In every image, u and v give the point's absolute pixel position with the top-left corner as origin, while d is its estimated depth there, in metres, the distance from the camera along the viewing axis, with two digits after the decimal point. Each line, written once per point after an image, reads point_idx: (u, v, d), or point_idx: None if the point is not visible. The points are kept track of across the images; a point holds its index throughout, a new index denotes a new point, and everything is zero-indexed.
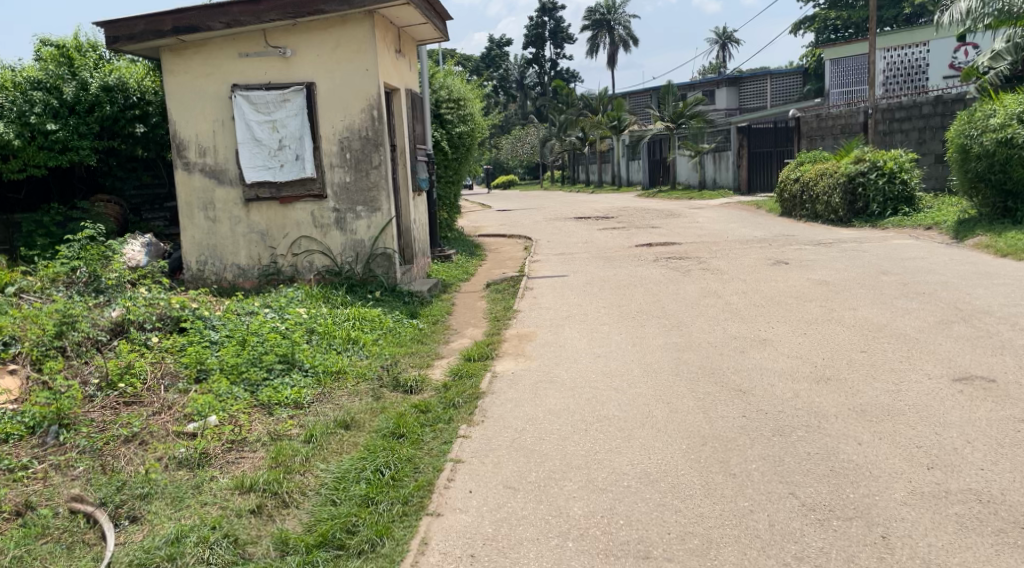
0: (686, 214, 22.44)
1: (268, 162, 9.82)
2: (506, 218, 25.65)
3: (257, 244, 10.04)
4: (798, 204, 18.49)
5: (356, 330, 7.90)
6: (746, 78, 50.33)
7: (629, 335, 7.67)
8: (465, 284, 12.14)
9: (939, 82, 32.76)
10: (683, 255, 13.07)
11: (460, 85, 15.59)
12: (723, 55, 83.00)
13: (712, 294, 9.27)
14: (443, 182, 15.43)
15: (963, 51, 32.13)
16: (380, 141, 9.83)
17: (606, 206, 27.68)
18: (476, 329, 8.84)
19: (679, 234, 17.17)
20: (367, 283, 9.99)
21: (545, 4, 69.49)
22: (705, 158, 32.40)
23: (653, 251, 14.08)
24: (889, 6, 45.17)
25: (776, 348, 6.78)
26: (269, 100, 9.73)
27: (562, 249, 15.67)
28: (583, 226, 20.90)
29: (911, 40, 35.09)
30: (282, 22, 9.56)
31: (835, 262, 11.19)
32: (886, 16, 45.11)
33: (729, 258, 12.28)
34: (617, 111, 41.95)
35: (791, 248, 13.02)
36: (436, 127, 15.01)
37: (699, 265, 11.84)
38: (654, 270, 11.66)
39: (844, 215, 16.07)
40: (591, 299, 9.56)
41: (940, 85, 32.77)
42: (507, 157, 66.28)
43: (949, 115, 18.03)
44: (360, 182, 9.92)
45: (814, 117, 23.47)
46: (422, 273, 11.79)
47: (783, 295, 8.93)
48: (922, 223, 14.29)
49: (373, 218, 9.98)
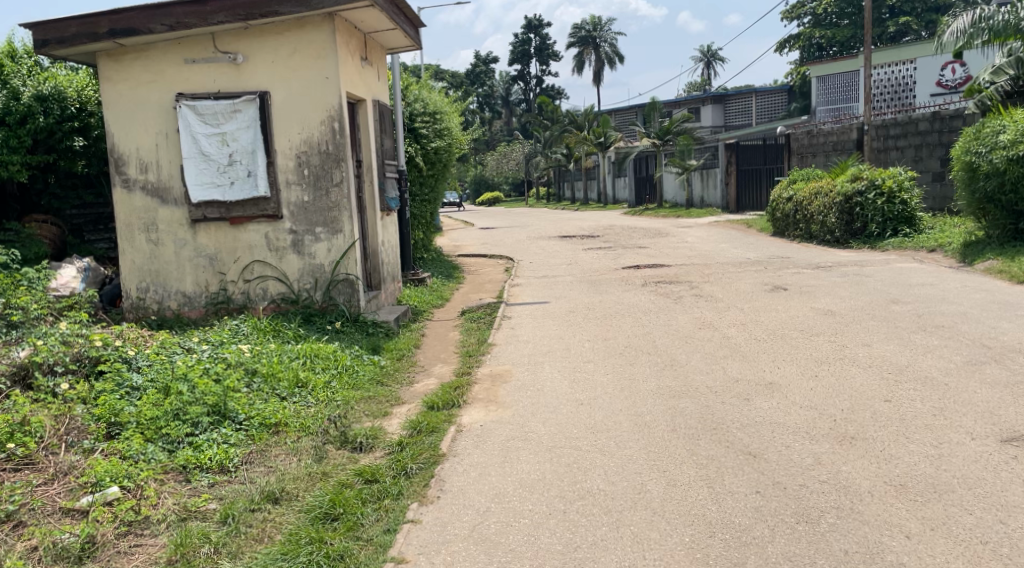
0: (674, 233, 21.63)
1: (216, 179, 8.87)
2: (489, 237, 24.79)
3: (205, 270, 9.08)
4: (792, 224, 17.70)
5: (307, 370, 6.95)
6: (732, 95, 49.88)
7: (616, 375, 6.77)
8: (438, 311, 11.20)
9: (927, 100, 32.24)
10: (673, 280, 12.20)
11: (436, 98, 14.72)
12: (709, 74, 82.83)
13: (707, 326, 8.39)
14: (418, 201, 14.51)
15: (951, 68, 31.68)
16: (342, 156, 8.96)
17: (592, 224, 26.87)
18: (445, 366, 7.90)
19: (668, 255, 16.34)
20: (328, 313, 9.07)
21: (530, 21, 69.11)
22: (692, 176, 31.71)
23: (641, 275, 13.21)
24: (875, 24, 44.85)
25: (785, 394, 5.89)
26: (218, 111, 8.79)
27: (545, 271, 14.77)
28: (568, 245, 20.06)
29: (900, 58, 34.61)
30: (233, 26, 8.66)
31: (838, 288, 10.34)
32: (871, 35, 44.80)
33: (722, 283, 11.42)
34: (603, 127, 41.29)
35: (788, 272, 12.18)
36: (410, 141, 14.09)
37: (691, 291, 10.96)
38: (643, 297, 10.78)
39: (840, 235, 15.38)
40: (575, 331, 8.65)
41: (928, 103, 32.25)
42: (493, 173, 65.57)
43: (947, 132, 17.33)
44: (320, 201, 9.03)
45: (805, 134, 22.83)
46: (391, 299, 10.87)
47: (787, 328, 8.06)
48: (924, 246, 13.51)
49: (334, 240, 9.09)
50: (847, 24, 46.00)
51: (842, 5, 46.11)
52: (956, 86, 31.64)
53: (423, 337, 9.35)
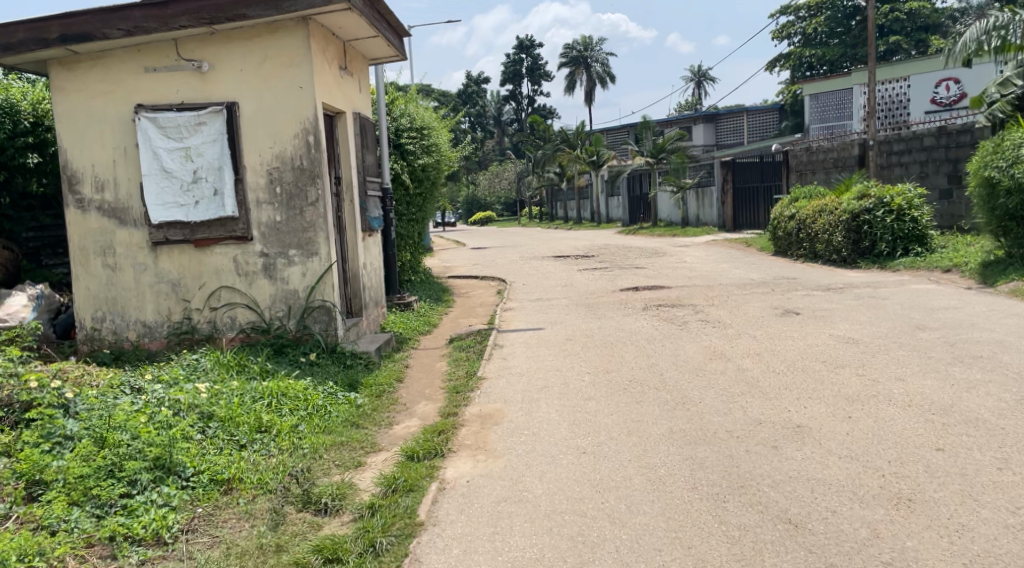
0: (672, 252, 20.93)
1: (179, 198, 8.10)
2: (481, 257, 24.07)
3: (167, 297, 8.28)
4: (795, 244, 16.99)
5: (271, 411, 6.15)
6: (724, 114, 49.52)
7: (622, 417, 6.00)
8: (424, 339, 10.39)
9: (922, 118, 31.77)
10: (675, 303, 11.46)
11: (424, 113, 14.01)
12: (700, 93, 82.80)
13: (719, 357, 7.63)
14: (405, 220, 13.73)
15: (946, 85, 31.19)
16: (318, 172, 8.21)
17: (586, 244, 26.19)
18: (429, 403, 7.10)
19: (667, 276, 15.62)
20: (302, 343, 8.26)
21: (522, 42, 68.89)
22: (688, 194, 31.09)
23: (640, 298, 12.46)
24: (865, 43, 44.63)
25: (817, 440, 5.13)
26: (181, 123, 8.03)
27: (539, 294, 14.02)
28: (562, 266, 19.33)
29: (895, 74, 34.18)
30: (197, 30, 7.92)
31: (855, 313, 9.60)
32: (862, 54, 44.51)
33: (729, 307, 10.67)
34: (596, 146, 40.77)
35: (797, 295, 11.45)
36: (396, 158, 13.33)
37: (695, 316, 10.21)
38: (645, 322, 10.02)
39: (848, 255, 14.70)
40: (573, 362, 7.88)
41: (923, 120, 31.76)
42: (485, 193, 65.03)
43: (954, 147, 16.69)
44: (294, 221, 8.28)
45: (804, 151, 22.20)
46: (374, 327, 10.08)
47: (807, 359, 7.30)
48: (938, 266, 12.82)
49: (309, 264, 8.32)
50: (838, 42, 45.73)
51: (833, 24, 45.88)
52: (952, 103, 31.16)
53: (407, 368, 8.56)
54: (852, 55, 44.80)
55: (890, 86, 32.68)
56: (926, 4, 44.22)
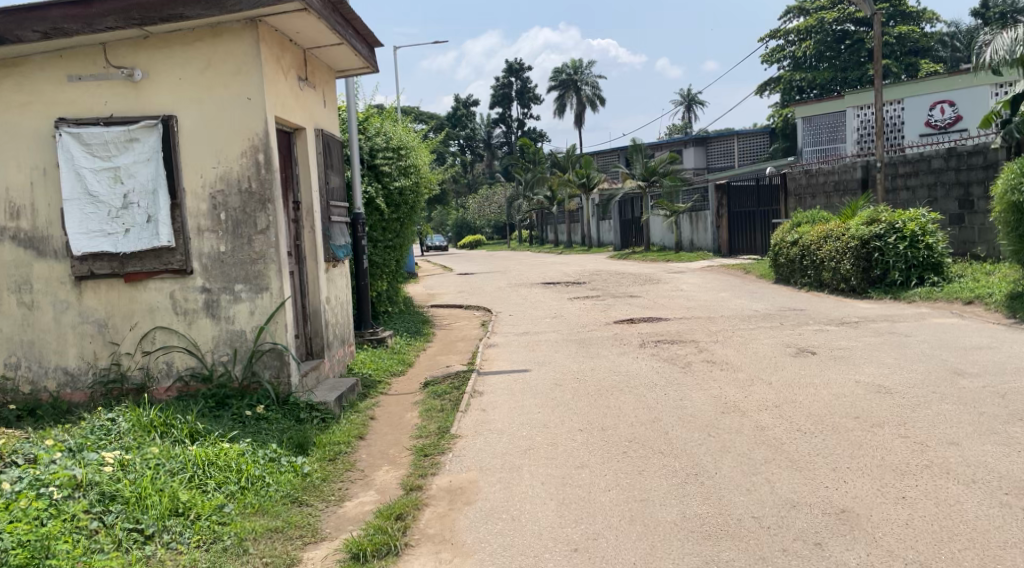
0: (666, 280, 19.89)
1: (106, 226, 7.01)
2: (467, 284, 22.95)
3: (92, 340, 7.17)
4: (798, 271, 15.96)
5: (193, 488, 5.03)
6: (714, 138, 48.84)
7: (623, 495, 4.93)
8: (396, 382, 9.27)
9: (917, 141, 31.02)
10: (674, 339, 10.38)
11: (401, 132, 12.97)
12: (690, 117, 82.33)
13: (732, 410, 6.55)
14: (380, 247, 12.65)
15: (940, 108, 30.41)
16: (269, 195, 7.17)
17: (577, 269, 25.14)
18: (392, 468, 6.00)
19: (664, 306, 14.58)
20: (249, 393, 7.15)
21: (511, 66, 68.38)
22: (681, 219, 30.15)
23: (636, 333, 11.39)
24: (854, 68, 44.18)
25: (871, 536, 4.08)
26: (109, 140, 6.96)
27: (526, 327, 12.92)
28: (552, 294, 18.26)
29: None
30: (128, 33, 6.89)
31: (879, 354, 8.56)
32: (852, 78, 43.98)
33: (735, 345, 9.60)
34: (586, 169, 39.87)
35: (808, 331, 10.41)
36: (370, 180, 12.30)
37: (697, 355, 9.13)
38: (643, 363, 8.93)
39: (858, 284, 13.72)
40: (562, 416, 6.80)
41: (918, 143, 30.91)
42: (474, 217, 64.07)
43: (965, 170, 15.76)
44: (241, 252, 7.21)
45: (802, 174, 21.29)
46: (339, 370, 8.98)
47: (836, 414, 6.23)
48: (958, 297, 11.83)
49: (258, 300, 7.24)
50: (829, 67, 44.95)
51: (822, 48, 45.23)
52: (947, 127, 30.50)
53: (371, 421, 7.46)
54: (843, 79, 44.32)
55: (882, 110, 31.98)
56: (916, 28, 43.79)
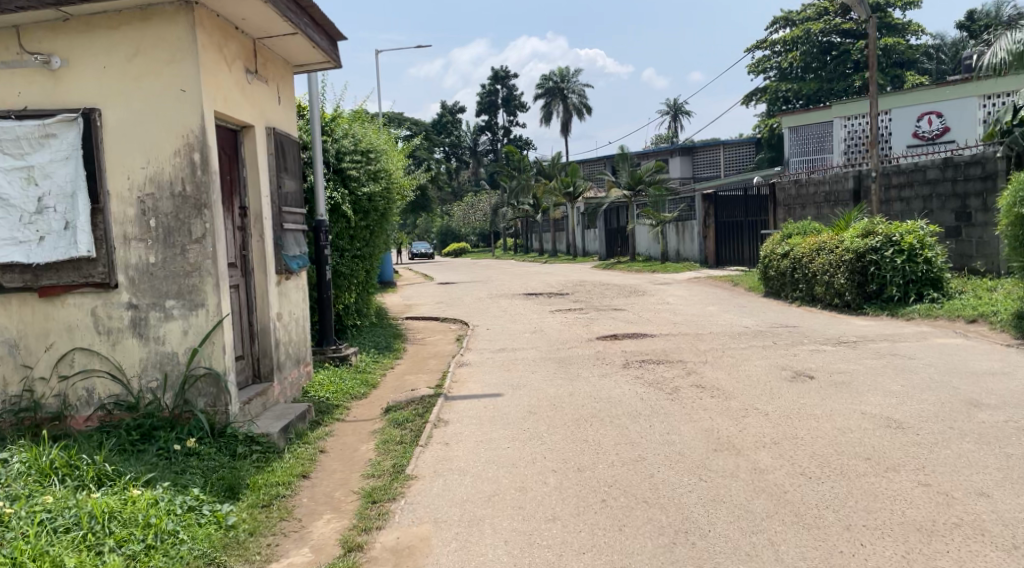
0: (652, 292, 19.14)
1: (17, 233, 6.17)
2: (447, 294, 22.15)
3: (3, 361, 6.41)
4: (790, 285, 15.24)
5: (82, 550, 4.22)
6: (700, 148, 48.31)
7: (599, 561, 4.16)
8: (356, 407, 8.45)
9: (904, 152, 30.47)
10: (660, 360, 9.60)
11: (371, 134, 12.16)
12: (676, 127, 81.91)
13: (726, 448, 5.77)
14: (347, 256, 11.81)
15: (927, 119, 29.87)
16: (205, 200, 6.36)
17: (560, 280, 24.39)
18: (334, 517, 5.20)
19: (650, 321, 13.83)
20: (180, 424, 6.31)
21: (498, 72, 67.69)
22: (667, 228, 29.49)
23: (619, 351, 10.60)
24: (840, 79, 43.77)
25: None
26: (21, 135, 6.14)
27: (503, 343, 12.11)
28: (533, 306, 17.49)
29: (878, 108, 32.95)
30: (44, 15, 6.11)
31: (883, 380, 7.79)
32: (838, 89, 43.55)
33: (725, 368, 8.82)
34: (571, 177, 39.21)
35: (803, 351, 9.66)
36: (336, 184, 11.49)
37: (685, 379, 8.35)
38: (626, 386, 8.13)
39: (853, 299, 13.02)
40: (535, 451, 6.02)
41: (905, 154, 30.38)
42: (458, 224, 63.31)
43: (962, 180, 15.09)
44: (173, 263, 6.40)
45: (792, 184, 20.62)
46: (291, 394, 8.16)
47: (843, 455, 5.47)
48: (961, 315, 11.12)
49: (192, 318, 6.42)
50: (815, 77, 44.80)
51: (809, 59, 44.77)
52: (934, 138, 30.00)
53: (321, 457, 6.63)
54: (828, 90, 43.90)
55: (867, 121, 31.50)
56: (902, 40, 43.41)
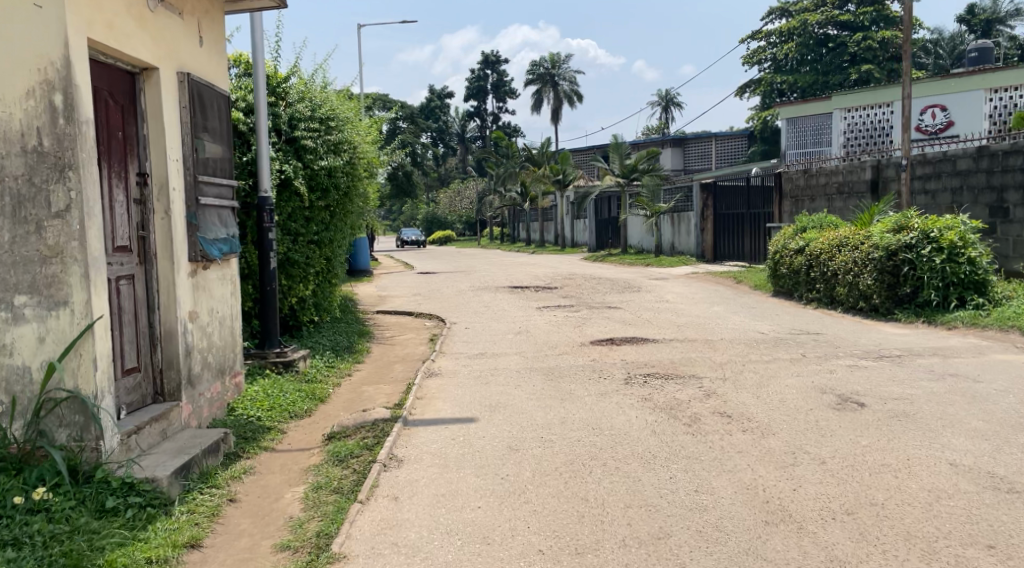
0: (649, 288, 17.48)
1: None
2: (427, 285, 20.47)
3: None
4: (804, 284, 13.60)
5: None
6: (692, 139, 46.67)
7: None
8: (291, 432, 6.76)
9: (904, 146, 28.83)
10: (668, 375, 7.95)
11: (333, 98, 10.45)
12: (669, 118, 80.16)
13: (782, 521, 4.12)
14: (302, 242, 10.06)
15: (930, 113, 28.24)
16: (69, 161, 4.69)
17: (549, 272, 22.76)
18: None
19: (650, 322, 12.19)
20: (30, 465, 4.59)
21: (488, 57, 65.74)
22: (662, 220, 27.84)
23: (618, 361, 8.95)
24: (837, 71, 42.18)
25: None
26: None
27: (482, 346, 10.42)
28: (518, 301, 15.82)
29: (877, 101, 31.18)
30: None
31: (956, 412, 6.14)
32: (835, 81, 41.98)
33: (750, 389, 7.17)
34: (562, 164, 37.76)
35: (840, 366, 8.00)
36: (289, 156, 9.76)
37: (703, 403, 6.69)
38: (631, 413, 6.46)
39: (882, 304, 11.40)
40: (514, 517, 4.36)
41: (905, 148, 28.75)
42: (445, 212, 61.71)
43: (999, 172, 13.49)
44: (26, 246, 4.68)
45: (800, 174, 18.97)
46: (209, 416, 6.50)
47: (953, 540, 3.86)
48: (1015, 326, 9.50)
49: (51, 321, 4.71)
50: (810, 70, 43.30)
51: (804, 51, 43.23)
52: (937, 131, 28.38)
53: (228, 510, 4.96)
54: (824, 83, 42.34)
55: (868, 114, 29.89)
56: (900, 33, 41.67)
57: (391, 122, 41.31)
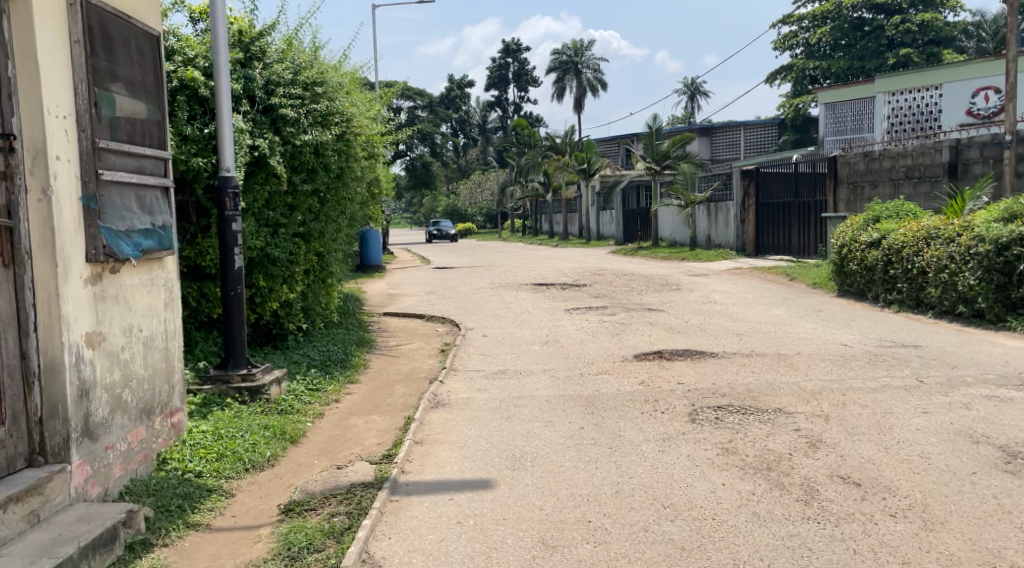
0: (690, 286, 15.50)
1: None
2: (442, 281, 18.59)
3: None
4: (881, 283, 11.55)
5: None
6: (720, 128, 44.35)
7: None
8: (239, 496, 4.93)
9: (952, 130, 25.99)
10: (748, 410, 6.00)
11: (319, 61, 8.61)
12: (694, 107, 77.54)
13: None
14: (282, 234, 8.23)
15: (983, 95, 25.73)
16: None
17: (576, 267, 20.78)
18: None
19: (703, 328, 10.26)
20: None
21: (509, 45, 63.59)
22: (697, 210, 25.78)
23: (675, 385, 7.02)
24: (872, 56, 39.41)
25: None
26: None
27: (503, 361, 8.55)
28: (545, 301, 13.92)
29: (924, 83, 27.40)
30: None
31: None
32: (870, 67, 39.22)
33: (869, 435, 5.22)
34: (587, 152, 35.64)
35: (977, 399, 6.03)
36: (263, 129, 7.92)
37: (811, 459, 4.76)
38: (714, 474, 4.57)
39: (991, 309, 9.34)
40: None
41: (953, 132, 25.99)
42: (465, 204, 59.90)
43: None
44: None
45: (860, 157, 16.73)
46: (124, 477, 4.69)
47: None
48: None
49: None
50: (844, 55, 40.73)
51: (838, 35, 40.78)
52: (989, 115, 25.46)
53: None
54: (859, 70, 39.70)
55: (917, 97, 27.39)
56: (940, 15, 38.93)
57: (409, 110, 39.47)
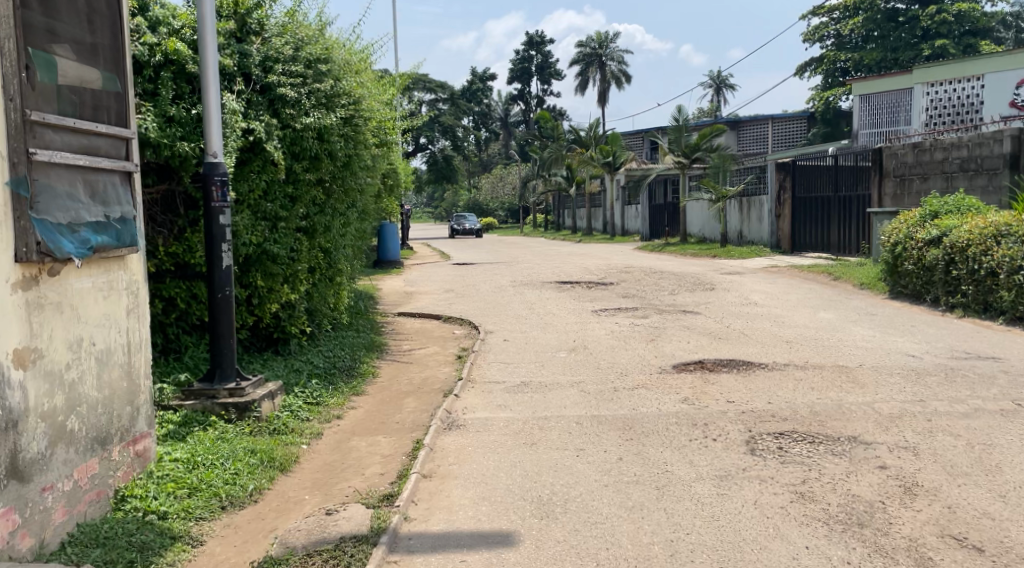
0: (726, 285, 14.52)
1: None
2: (461, 279, 17.70)
3: None
4: (941, 284, 10.52)
5: None
6: (748, 122, 43.07)
7: None
8: (210, 545, 4.09)
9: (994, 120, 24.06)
10: (817, 440, 5.07)
11: (323, 36, 7.74)
12: (720, 101, 75.98)
13: None
14: (282, 228, 7.38)
15: None
16: None
17: (601, 264, 19.81)
18: None
19: (747, 334, 9.30)
20: None
21: (532, 37, 62.47)
22: (728, 205, 24.71)
23: (725, 404, 6.09)
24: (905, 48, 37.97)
25: None
26: None
27: (526, 371, 7.66)
28: (570, 301, 12.98)
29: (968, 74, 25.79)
30: None
31: None
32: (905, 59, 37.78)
33: (977, 477, 4.27)
34: (612, 145, 34.60)
35: None
36: (260, 111, 7.07)
37: (912, 511, 3.84)
38: (793, 531, 3.65)
39: None
40: None
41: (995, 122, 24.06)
42: (486, 199, 59.00)
43: None
44: None
45: (909, 148, 15.64)
46: (67, 525, 3.85)
47: None
48: None
49: None
50: (876, 47, 39.33)
51: (870, 26, 39.35)
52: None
53: None
54: (892, 62, 38.25)
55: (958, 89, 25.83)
56: (978, 6, 37.41)
57: (430, 102, 38.54)
